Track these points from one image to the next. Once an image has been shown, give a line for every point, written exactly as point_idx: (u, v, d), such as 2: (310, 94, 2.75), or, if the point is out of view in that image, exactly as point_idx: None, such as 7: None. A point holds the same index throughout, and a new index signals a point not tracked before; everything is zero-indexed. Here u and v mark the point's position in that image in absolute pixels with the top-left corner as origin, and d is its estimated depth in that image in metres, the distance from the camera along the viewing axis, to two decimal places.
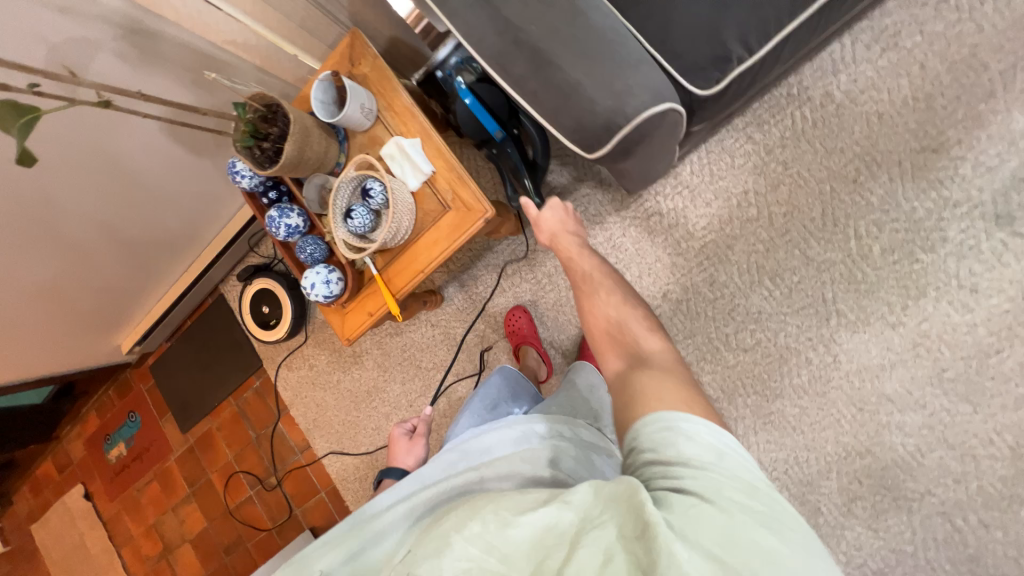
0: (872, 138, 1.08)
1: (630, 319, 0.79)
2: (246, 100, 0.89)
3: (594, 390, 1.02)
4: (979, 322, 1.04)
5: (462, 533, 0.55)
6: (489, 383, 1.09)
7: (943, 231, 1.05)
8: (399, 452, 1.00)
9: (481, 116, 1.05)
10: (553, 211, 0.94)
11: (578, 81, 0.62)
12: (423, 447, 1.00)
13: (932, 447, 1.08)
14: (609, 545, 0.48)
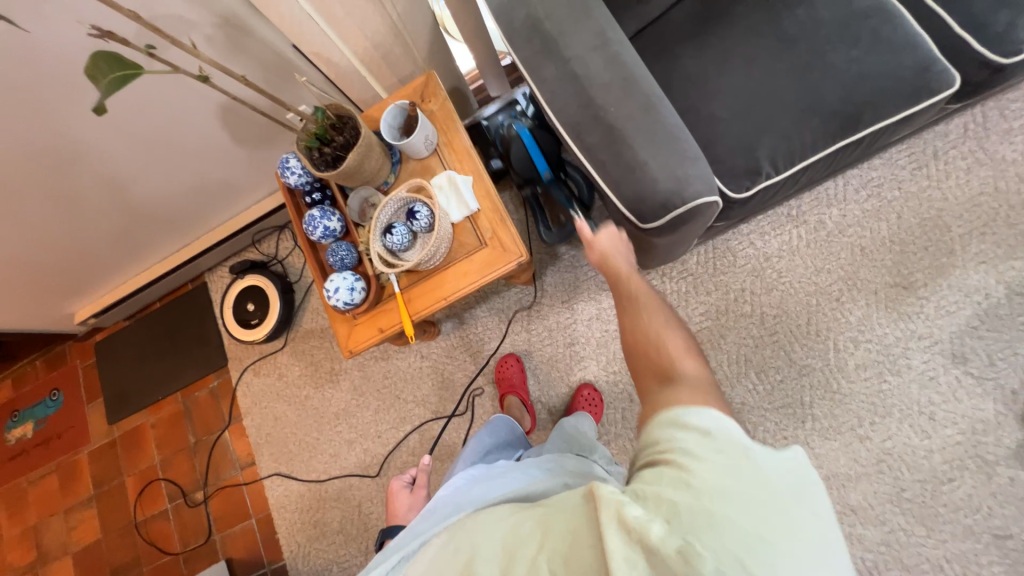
0: (854, 266, 1.23)
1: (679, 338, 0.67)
2: (323, 106, 0.94)
3: (582, 428, 1.03)
4: (936, 449, 1.13)
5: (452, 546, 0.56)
6: (479, 435, 1.08)
7: (908, 360, 1.17)
8: (400, 508, 0.98)
9: (533, 157, 1.22)
10: (608, 234, 0.78)
11: (645, 161, 0.71)
12: (423, 498, 0.98)
13: (887, 566, 1.11)
14: (572, 528, 0.46)
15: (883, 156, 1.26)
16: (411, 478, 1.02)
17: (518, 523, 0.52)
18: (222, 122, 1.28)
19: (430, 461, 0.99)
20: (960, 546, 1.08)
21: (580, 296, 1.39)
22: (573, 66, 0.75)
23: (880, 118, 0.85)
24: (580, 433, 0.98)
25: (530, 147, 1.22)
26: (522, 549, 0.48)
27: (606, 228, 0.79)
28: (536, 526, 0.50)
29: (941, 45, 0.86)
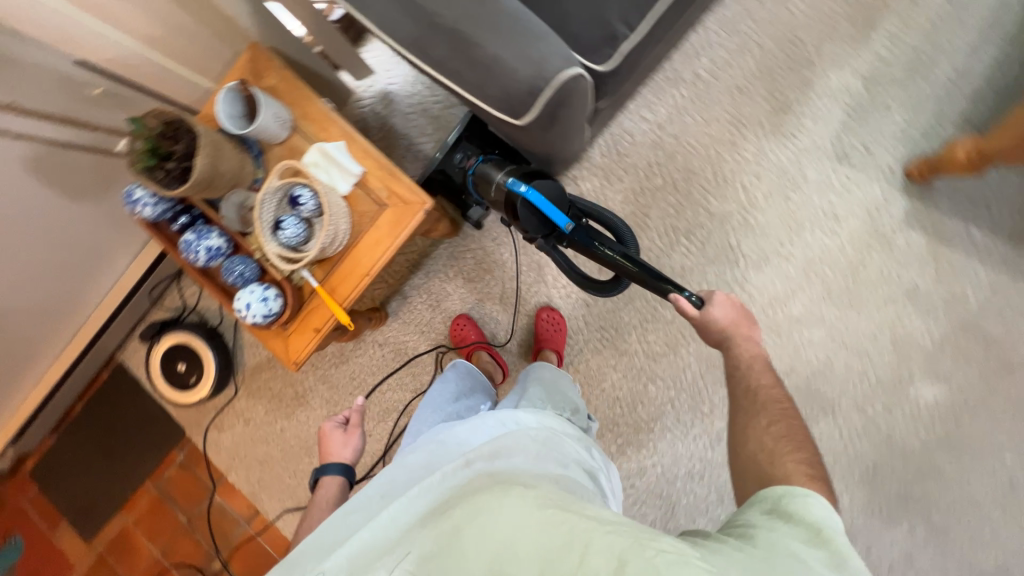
0: (737, 106, 1.29)
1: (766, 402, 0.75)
2: (142, 116, 0.82)
3: (557, 378, 1.08)
4: (846, 242, 1.26)
5: (466, 524, 0.56)
6: (445, 377, 1.12)
7: (805, 174, 1.27)
8: (334, 447, 0.92)
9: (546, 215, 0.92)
10: (720, 307, 0.83)
11: (497, 54, 0.66)
12: (359, 438, 0.94)
13: (837, 354, 1.27)
14: (622, 553, 0.49)
15: None
16: (345, 420, 0.97)
17: (551, 520, 0.54)
18: (43, 181, 1.09)
19: (365, 402, 0.96)
20: (885, 313, 1.25)
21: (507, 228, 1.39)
22: None
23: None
24: (558, 391, 1.02)
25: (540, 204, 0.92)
26: (559, 558, 0.50)
27: (717, 299, 0.83)
28: (577, 533, 0.52)
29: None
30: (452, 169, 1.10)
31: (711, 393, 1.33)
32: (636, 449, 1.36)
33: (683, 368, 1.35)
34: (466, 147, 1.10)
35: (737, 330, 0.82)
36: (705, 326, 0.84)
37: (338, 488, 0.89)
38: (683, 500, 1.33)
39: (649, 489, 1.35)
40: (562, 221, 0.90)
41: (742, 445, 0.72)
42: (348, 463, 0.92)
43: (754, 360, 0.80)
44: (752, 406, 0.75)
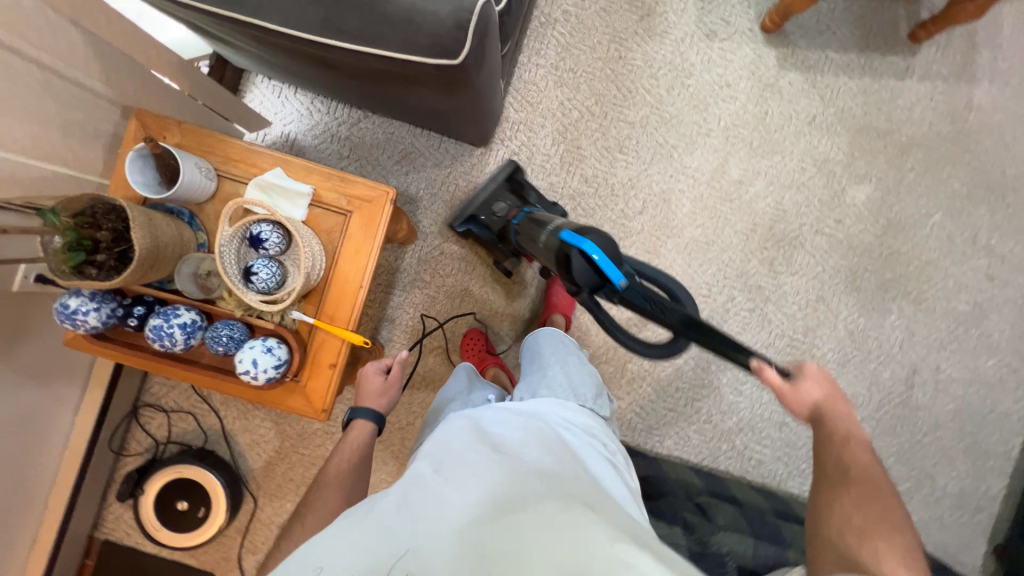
0: (610, 25, 1.40)
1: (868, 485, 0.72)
2: (52, 208, 0.68)
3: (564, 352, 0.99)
4: (746, 101, 1.42)
5: (543, 541, 0.54)
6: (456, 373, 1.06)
7: (690, 59, 1.41)
8: (370, 391, 0.88)
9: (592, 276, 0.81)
10: (814, 382, 0.76)
11: (413, 4, 0.67)
12: (396, 390, 0.90)
13: (782, 194, 1.42)
14: None
15: None
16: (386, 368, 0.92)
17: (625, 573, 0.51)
18: None
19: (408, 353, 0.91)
20: (801, 146, 1.42)
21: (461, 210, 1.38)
22: None
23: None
24: (578, 369, 0.94)
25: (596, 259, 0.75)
26: None
27: (810, 373, 0.76)
28: None
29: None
30: (493, 218, 1.26)
31: (704, 275, 1.42)
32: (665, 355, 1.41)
33: (671, 265, 1.42)
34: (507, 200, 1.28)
35: (829, 409, 0.77)
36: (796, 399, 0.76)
37: (369, 432, 0.84)
38: (723, 376, 1.41)
39: (692, 383, 1.41)
40: (618, 278, 0.73)
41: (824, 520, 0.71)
42: (382, 410, 0.88)
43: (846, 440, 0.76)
44: (848, 482, 0.73)
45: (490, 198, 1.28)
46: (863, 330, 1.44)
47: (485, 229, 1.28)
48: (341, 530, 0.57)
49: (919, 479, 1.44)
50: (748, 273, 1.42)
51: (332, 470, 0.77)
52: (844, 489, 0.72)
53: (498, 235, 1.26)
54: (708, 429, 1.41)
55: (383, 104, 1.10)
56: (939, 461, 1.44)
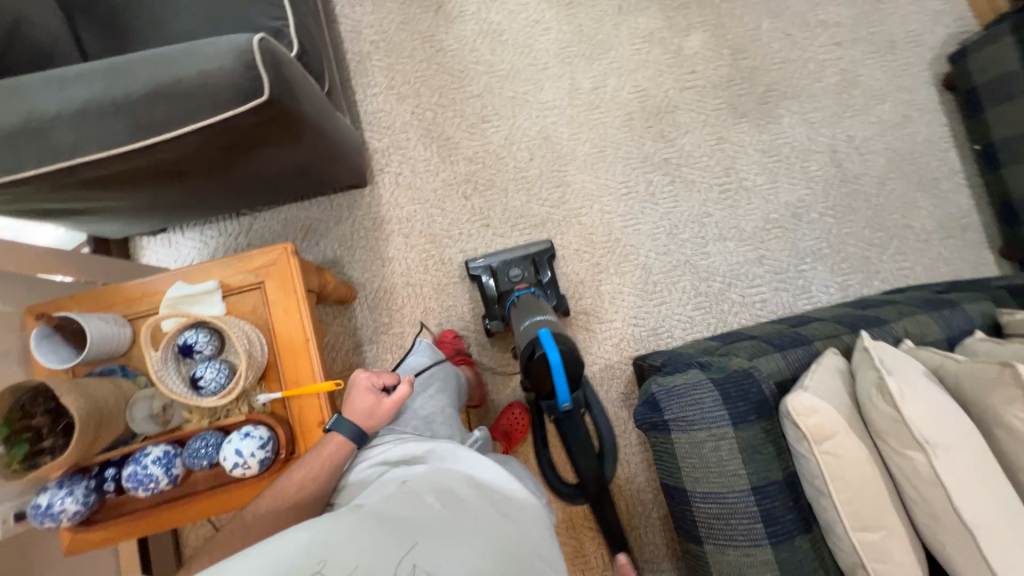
0: (415, 30, 1.51)
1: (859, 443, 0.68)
2: None
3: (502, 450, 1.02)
4: (559, 25, 1.53)
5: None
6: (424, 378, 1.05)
7: (495, 19, 1.53)
8: (357, 401, 0.82)
9: (555, 381, 0.93)
10: None
11: (201, 71, 0.72)
12: (391, 413, 0.83)
13: (634, 78, 1.52)
14: None
15: None
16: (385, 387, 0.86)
17: None
18: None
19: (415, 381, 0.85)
20: (624, 33, 1.54)
21: (382, 246, 1.42)
22: (70, 111, 0.71)
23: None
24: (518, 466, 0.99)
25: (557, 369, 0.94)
26: None
27: None
28: None
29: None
30: (504, 281, 1.33)
31: (615, 177, 1.48)
32: (627, 260, 1.45)
33: (584, 186, 1.48)
34: (521, 263, 1.35)
35: None
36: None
37: (344, 452, 0.79)
38: (684, 248, 1.46)
39: (663, 269, 1.45)
40: (563, 399, 0.96)
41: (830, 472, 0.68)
42: (363, 428, 0.82)
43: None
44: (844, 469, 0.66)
45: (511, 259, 1.35)
46: (771, 142, 1.52)
47: (492, 283, 1.34)
48: (353, 528, 0.56)
49: (899, 232, 1.49)
50: (650, 154, 1.50)
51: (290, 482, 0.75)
52: (823, 470, 0.67)
53: (499, 296, 1.32)
54: (700, 298, 1.44)
55: (254, 191, 1.14)
56: (905, 207, 1.50)
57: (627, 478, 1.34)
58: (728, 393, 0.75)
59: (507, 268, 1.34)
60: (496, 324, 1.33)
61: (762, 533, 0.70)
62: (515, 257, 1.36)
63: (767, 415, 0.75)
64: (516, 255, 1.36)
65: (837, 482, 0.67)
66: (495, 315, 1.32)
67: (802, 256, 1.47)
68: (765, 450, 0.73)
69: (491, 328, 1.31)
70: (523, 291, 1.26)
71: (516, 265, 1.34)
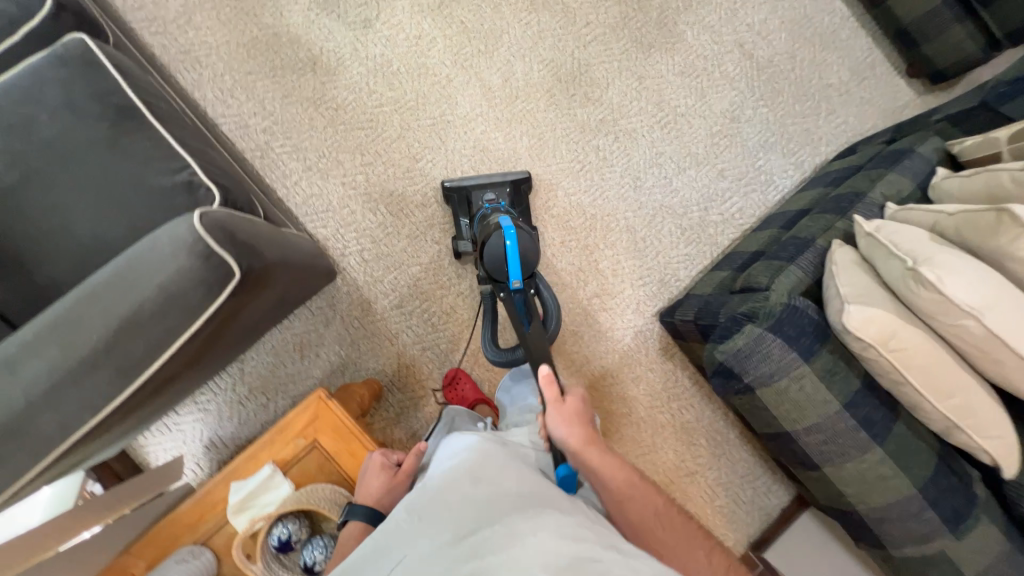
0: (302, 99, 1.38)
1: (914, 328, 0.75)
2: None
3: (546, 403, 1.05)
4: (443, 31, 1.44)
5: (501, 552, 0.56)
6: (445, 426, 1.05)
7: (376, 53, 1.42)
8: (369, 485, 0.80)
9: (507, 262, 1.01)
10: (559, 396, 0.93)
11: (160, 283, 0.64)
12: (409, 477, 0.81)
13: (538, 55, 1.47)
14: None
15: (185, 84, 1.34)
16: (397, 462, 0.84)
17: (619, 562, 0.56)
18: None
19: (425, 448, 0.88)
20: (508, 13, 1.47)
21: (381, 326, 1.37)
22: (45, 392, 0.62)
23: (113, 78, 0.88)
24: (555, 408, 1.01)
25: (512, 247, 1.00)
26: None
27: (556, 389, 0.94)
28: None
29: (17, 30, 0.88)
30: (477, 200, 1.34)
31: (565, 157, 1.46)
32: (611, 229, 1.46)
33: (541, 178, 1.45)
34: (495, 190, 1.37)
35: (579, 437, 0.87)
36: (563, 412, 0.91)
37: None
38: (654, 195, 1.49)
39: (645, 221, 1.47)
40: (516, 277, 1.01)
41: (904, 365, 0.74)
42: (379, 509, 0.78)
43: (627, 487, 0.82)
44: (912, 357, 0.74)
45: (487, 183, 1.36)
46: (686, 62, 1.53)
47: (464, 204, 1.35)
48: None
49: (824, 94, 1.57)
50: (585, 121, 1.48)
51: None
52: (899, 365, 0.74)
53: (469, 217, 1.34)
54: (687, 232, 1.49)
55: (240, 345, 1.06)
56: (819, 69, 1.58)
57: (699, 419, 1.42)
58: (788, 335, 0.80)
59: (481, 194, 1.35)
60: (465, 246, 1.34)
61: (867, 437, 0.78)
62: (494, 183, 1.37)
63: (825, 335, 0.81)
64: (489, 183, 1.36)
65: (912, 370, 0.74)
66: (465, 232, 1.34)
67: (755, 153, 1.54)
68: (839, 367, 0.79)
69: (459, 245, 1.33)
70: (493, 206, 1.27)
71: (490, 189, 1.36)
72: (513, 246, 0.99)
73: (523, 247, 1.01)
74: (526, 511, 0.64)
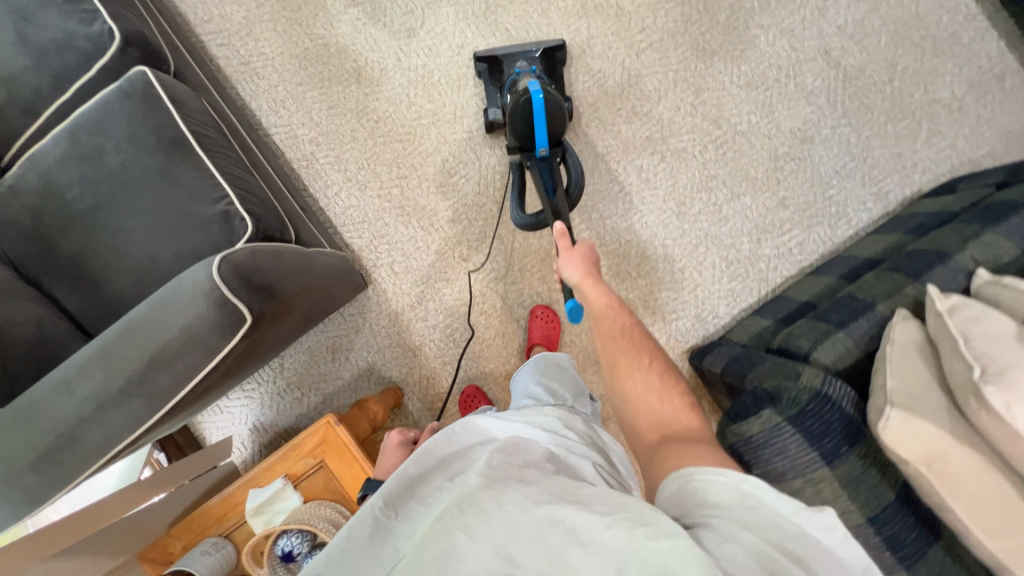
0: (346, 110, 1.42)
1: (971, 451, 0.63)
2: None
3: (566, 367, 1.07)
4: (486, 40, 1.40)
5: (468, 535, 0.51)
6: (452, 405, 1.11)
7: (418, 63, 1.41)
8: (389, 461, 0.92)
9: (534, 123, 1.10)
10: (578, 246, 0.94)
11: (185, 326, 0.72)
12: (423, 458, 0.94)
13: (585, 65, 1.38)
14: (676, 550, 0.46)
15: (244, 95, 1.43)
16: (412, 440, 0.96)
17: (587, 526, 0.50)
18: None
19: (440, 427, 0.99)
20: (556, 19, 1.39)
21: (406, 337, 1.41)
22: (92, 412, 0.72)
23: (168, 112, 0.96)
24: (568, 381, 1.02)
25: (536, 105, 1.10)
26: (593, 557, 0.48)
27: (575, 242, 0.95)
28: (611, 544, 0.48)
29: (93, 65, 0.98)
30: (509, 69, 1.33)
31: (604, 176, 1.37)
32: (647, 256, 1.36)
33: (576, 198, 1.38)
34: (529, 58, 1.32)
35: (585, 273, 0.90)
36: (575, 255, 0.93)
37: None
38: (700, 222, 1.36)
39: (687, 250, 1.36)
40: (541, 144, 1.12)
41: (953, 491, 0.63)
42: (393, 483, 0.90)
43: (606, 309, 0.83)
44: (962, 485, 0.63)
45: (521, 51, 1.33)
46: (755, 72, 1.35)
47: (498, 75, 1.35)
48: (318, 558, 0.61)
49: (927, 112, 1.32)
50: (630, 138, 1.37)
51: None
52: (946, 491, 0.63)
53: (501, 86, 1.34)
54: (734, 266, 1.35)
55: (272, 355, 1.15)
56: (925, 81, 1.32)
57: None
58: (811, 432, 0.71)
59: (517, 62, 1.32)
60: (494, 114, 1.33)
61: (893, 560, 0.68)
62: (530, 52, 1.33)
63: (858, 437, 0.72)
64: (524, 53, 1.33)
65: (962, 502, 0.63)
66: (495, 103, 1.34)
67: (827, 180, 1.34)
68: (868, 477, 0.70)
69: (492, 115, 1.32)
70: (523, 69, 1.24)
71: (526, 56, 1.32)
72: (539, 105, 1.09)
73: (550, 105, 1.11)
74: (495, 477, 0.57)
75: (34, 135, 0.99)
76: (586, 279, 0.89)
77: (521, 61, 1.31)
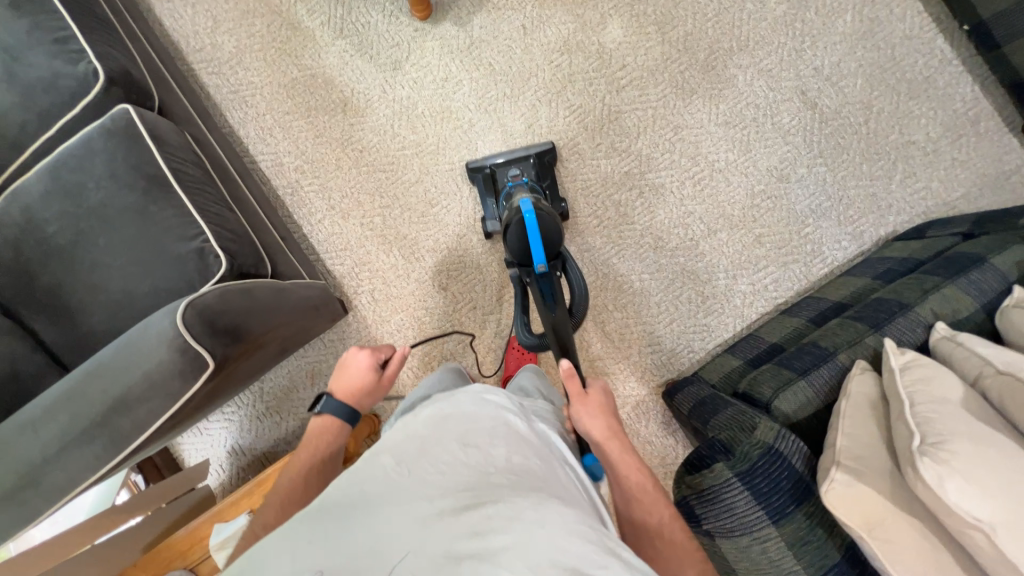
0: (332, 140, 1.45)
1: (911, 516, 0.65)
2: None
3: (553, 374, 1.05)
4: (470, 74, 1.42)
5: (495, 532, 0.51)
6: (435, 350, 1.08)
7: (403, 95, 1.43)
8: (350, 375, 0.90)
9: (530, 246, 0.96)
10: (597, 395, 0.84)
11: (149, 371, 0.74)
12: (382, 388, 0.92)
13: (567, 101, 1.40)
14: None
15: (232, 123, 1.46)
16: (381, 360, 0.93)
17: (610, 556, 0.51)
18: None
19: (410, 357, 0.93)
20: (539, 56, 1.42)
21: None
22: (56, 453, 0.74)
23: (148, 150, 0.98)
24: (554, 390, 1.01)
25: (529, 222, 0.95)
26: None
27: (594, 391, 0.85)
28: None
29: (78, 102, 1.01)
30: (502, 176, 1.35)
31: (583, 210, 1.39)
32: (623, 290, 1.38)
33: None
34: (521, 165, 1.36)
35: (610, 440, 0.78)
36: (590, 405, 0.82)
37: None
38: (676, 257, 1.38)
39: (663, 285, 1.37)
40: (539, 261, 0.97)
41: (893, 556, 0.64)
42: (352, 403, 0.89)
43: (640, 486, 0.73)
44: (901, 550, 0.64)
45: (512, 158, 1.36)
46: (733, 111, 1.38)
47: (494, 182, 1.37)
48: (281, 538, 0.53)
49: (902, 154, 1.34)
50: (609, 173, 1.39)
51: (292, 475, 0.80)
52: (885, 556, 0.64)
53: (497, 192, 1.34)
54: (709, 301, 1.36)
55: None
56: (900, 123, 1.34)
57: None
58: (759, 489, 0.72)
59: (510, 171, 1.34)
60: (493, 224, 1.37)
61: None
62: (523, 159, 1.35)
63: (806, 494, 0.73)
64: (516, 161, 1.36)
65: (901, 568, 0.64)
66: (492, 212, 1.37)
67: (803, 218, 1.36)
68: (814, 536, 0.71)
69: (490, 227, 1.35)
70: (516, 181, 1.26)
71: (519, 165, 1.35)
72: (532, 225, 0.95)
73: (545, 223, 0.97)
74: (522, 486, 0.57)
75: (19, 169, 1.02)
76: (615, 446, 0.77)
77: (512, 169, 1.34)
